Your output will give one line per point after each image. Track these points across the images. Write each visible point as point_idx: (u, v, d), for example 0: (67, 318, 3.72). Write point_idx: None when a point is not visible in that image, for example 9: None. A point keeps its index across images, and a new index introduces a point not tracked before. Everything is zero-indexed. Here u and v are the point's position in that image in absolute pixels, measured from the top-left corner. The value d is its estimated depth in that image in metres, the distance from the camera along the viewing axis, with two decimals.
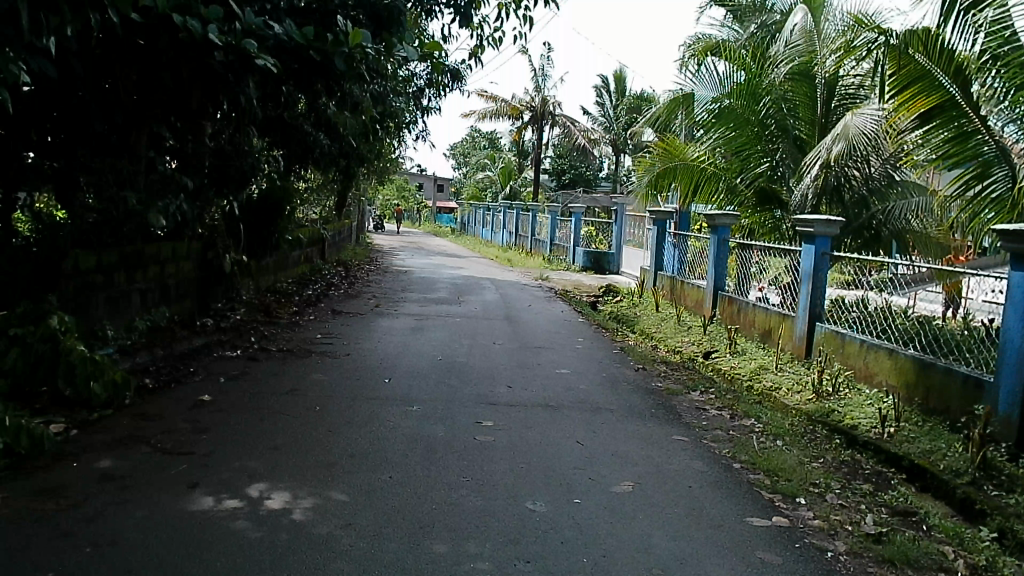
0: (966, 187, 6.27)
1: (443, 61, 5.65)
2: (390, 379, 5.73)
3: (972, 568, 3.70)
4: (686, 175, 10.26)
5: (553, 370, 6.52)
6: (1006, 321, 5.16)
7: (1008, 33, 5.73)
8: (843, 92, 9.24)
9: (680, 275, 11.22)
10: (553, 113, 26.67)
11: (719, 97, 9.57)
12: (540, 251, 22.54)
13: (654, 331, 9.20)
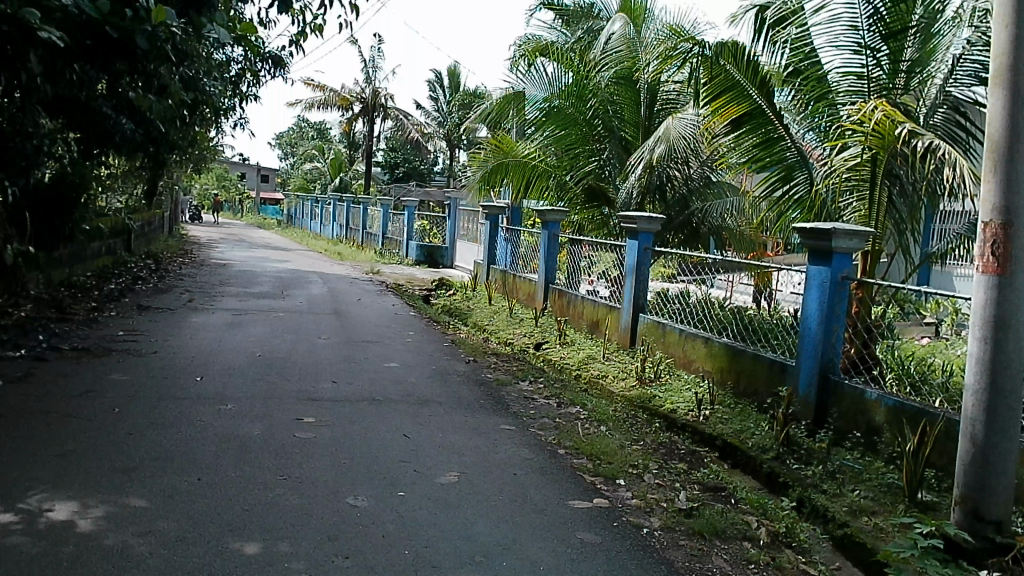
0: (773, 188, 6.72)
1: (256, 45, 5.44)
2: (202, 377, 5.44)
3: (774, 536, 4.11)
4: (518, 171, 10.48)
5: (381, 364, 6.44)
6: (803, 310, 5.70)
7: (808, 49, 6.34)
8: (664, 98, 9.87)
9: (513, 269, 11.48)
10: (385, 106, 26.62)
11: (549, 98, 9.81)
12: (371, 246, 22.30)
13: (488, 324, 9.31)
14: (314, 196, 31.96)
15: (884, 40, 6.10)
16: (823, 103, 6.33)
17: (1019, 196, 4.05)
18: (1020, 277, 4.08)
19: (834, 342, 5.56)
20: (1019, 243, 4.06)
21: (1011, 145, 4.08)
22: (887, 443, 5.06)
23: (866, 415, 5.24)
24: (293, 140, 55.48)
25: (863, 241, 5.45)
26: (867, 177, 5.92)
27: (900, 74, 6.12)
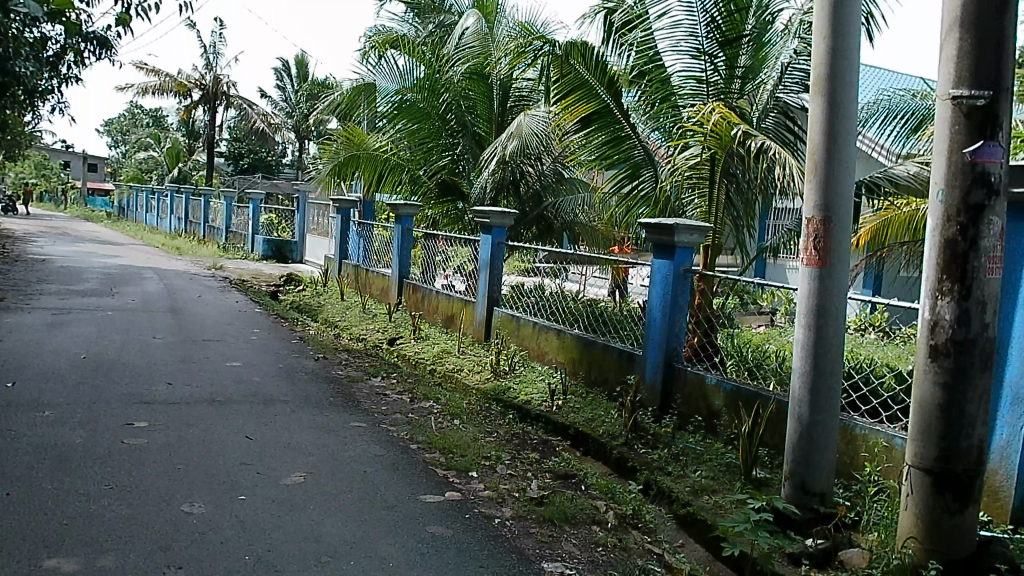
0: (620, 186, 6.98)
1: (72, 23, 5.04)
2: (14, 383, 4.99)
3: (621, 518, 4.38)
4: (370, 164, 10.19)
5: (222, 364, 6.16)
6: (649, 302, 6.02)
7: (652, 53, 6.59)
8: (517, 95, 10.25)
9: (366, 264, 11.37)
10: (228, 93, 25.54)
11: (401, 90, 9.86)
12: (214, 240, 21.35)
13: (339, 319, 9.16)
14: (150, 187, 30.11)
15: (720, 47, 6.46)
16: (667, 106, 6.64)
17: (836, 196, 4.58)
18: (838, 268, 4.60)
19: (677, 332, 5.91)
20: (836, 239, 4.58)
21: (830, 149, 4.58)
22: (725, 425, 5.42)
23: (706, 400, 5.60)
24: (126, 127, 51.93)
25: (702, 235, 5.74)
26: (706, 176, 6.25)
27: (736, 79, 6.51)
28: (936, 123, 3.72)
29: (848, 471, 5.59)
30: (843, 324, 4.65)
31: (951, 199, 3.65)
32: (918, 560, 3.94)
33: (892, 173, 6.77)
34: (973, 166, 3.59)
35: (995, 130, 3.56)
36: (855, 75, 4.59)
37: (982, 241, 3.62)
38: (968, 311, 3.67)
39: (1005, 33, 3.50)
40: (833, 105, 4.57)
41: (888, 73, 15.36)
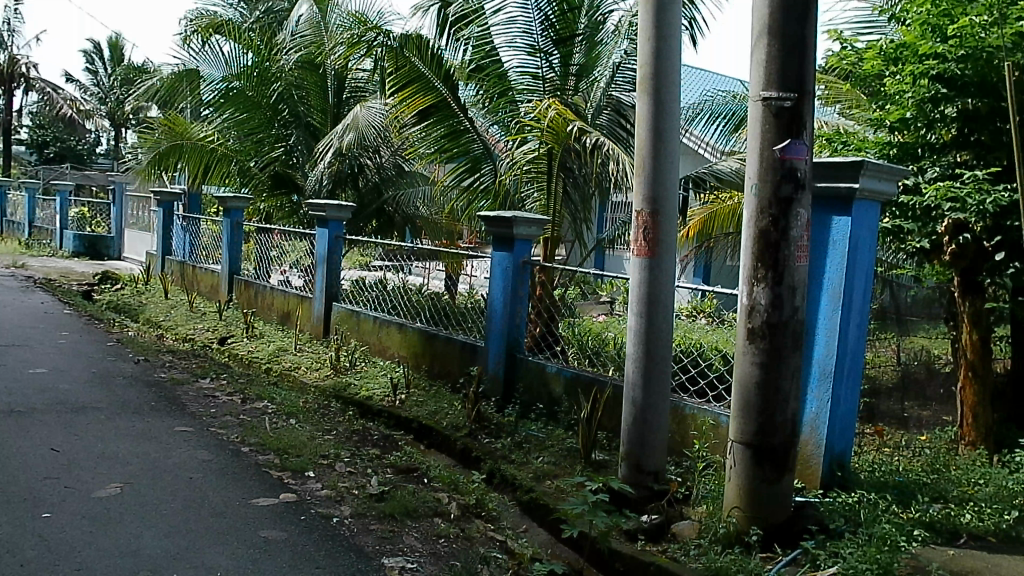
0: (460, 179, 7.06)
1: None
2: None
3: (464, 508, 4.51)
4: (195, 154, 10.31)
5: (26, 371, 5.73)
6: (490, 295, 6.18)
7: (489, 48, 6.72)
8: (352, 86, 10.18)
9: (192, 261, 10.91)
10: (27, 76, 23.42)
11: (228, 78, 9.82)
12: (16, 236, 19.50)
13: (162, 319, 8.68)
14: None
15: (554, 45, 6.66)
16: (505, 100, 6.75)
17: (663, 189, 4.85)
18: (666, 258, 4.87)
19: (518, 323, 6.11)
20: (664, 230, 4.85)
21: (657, 144, 4.84)
22: (566, 411, 5.65)
23: (547, 388, 5.82)
24: None
25: (540, 228, 5.96)
26: (544, 170, 6.35)
27: (570, 77, 6.73)
28: (751, 123, 4.34)
29: (679, 449, 5.93)
30: (672, 311, 4.93)
31: (765, 192, 4.30)
32: (742, 527, 4.53)
33: (717, 169, 7.54)
34: (783, 162, 4.24)
35: (800, 130, 4.23)
36: (678, 75, 4.87)
37: (790, 231, 4.29)
38: (780, 295, 4.32)
39: (807, 45, 4.18)
40: (659, 103, 4.83)
41: (703, 72, 16.33)
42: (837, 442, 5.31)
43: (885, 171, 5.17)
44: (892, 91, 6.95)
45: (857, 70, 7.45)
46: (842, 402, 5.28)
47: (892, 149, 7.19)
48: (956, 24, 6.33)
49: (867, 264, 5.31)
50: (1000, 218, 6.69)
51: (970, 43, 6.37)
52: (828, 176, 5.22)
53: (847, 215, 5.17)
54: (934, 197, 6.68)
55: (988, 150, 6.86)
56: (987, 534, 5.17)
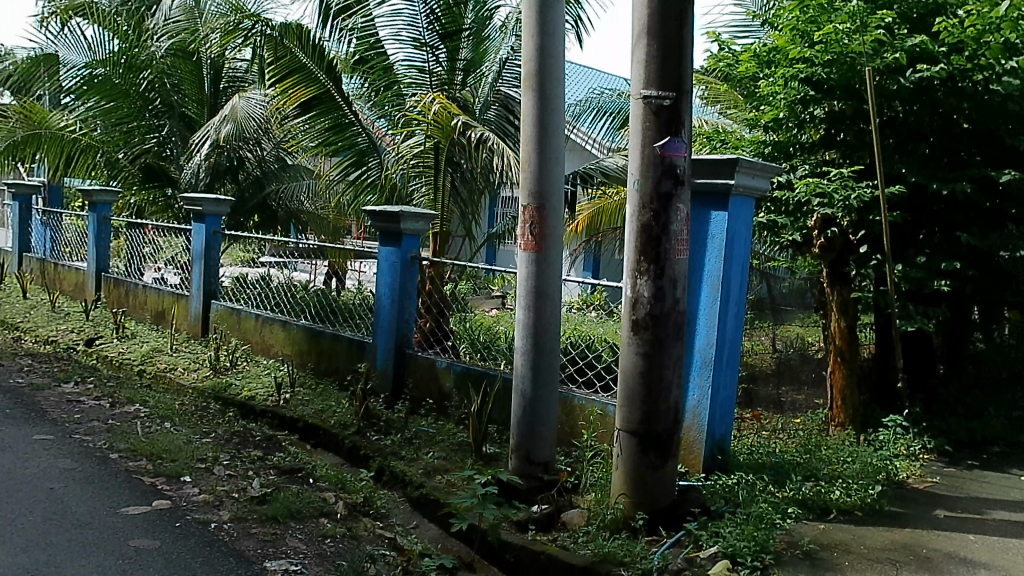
0: (346, 173, 7.10)
1: None
2: None
3: (353, 507, 4.45)
4: (55, 144, 9.95)
5: None
6: (377, 291, 6.13)
7: (372, 40, 6.76)
8: (230, 75, 10.28)
9: (53, 258, 10.32)
10: None
11: (92, 64, 9.73)
12: None
13: (20, 321, 8.16)
14: None
15: (441, 40, 6.70)
16: (391, 94, 6.83)
17: (549, 184, 4.92)
18: (552, 251, 4.95)
19: (407, 318, 6.06)
20: (550, 223, 4.93)
21: (542, 139, 4.90)
22: (456, 406, 5.69)
23: (437, 383, 5.83)
24: None
25: (428, 222, 5.97)
26: (431, 165, 6.38)
27: (457, 72, 6.79)
28: (633, 120, 4.47)
29: (568, 439, 6.06)
30: (559, 303, 5.02)
31: (646, 187, 4.44)
32: (628, 512, 4.66)
33: (604, 166, 7.57)
34: (663, 159, 4.39)
35: (679, 128, 4.39)
36: (563, 71, 4.95)
37: (671, 225, 4.44)
38: (662, 287, 4.47)
39: (685, 46, 4.33)
40: (544, 99, 4.89)
41: (591, 71, 16.72)
42: (717, 427, 5.54)
43: (759, 168, 5.42)
44: (766, 93, 7.31)
45: (732, 71, 7.81)
46: (721, 388, 5.51)
47: (766, 147, 7.60)
48: (821, 31, 6.76)
49: (743, 257, 5.57)
50: (864, 213, 7.17)
51: (835, 49, 6.79)
52: (706, 172, 5.44)
53: (725, 210, 5.40)
54: (805, 193, 7.14)
55: (853, 149, 7.31)
56: (854, 508, 5.54)
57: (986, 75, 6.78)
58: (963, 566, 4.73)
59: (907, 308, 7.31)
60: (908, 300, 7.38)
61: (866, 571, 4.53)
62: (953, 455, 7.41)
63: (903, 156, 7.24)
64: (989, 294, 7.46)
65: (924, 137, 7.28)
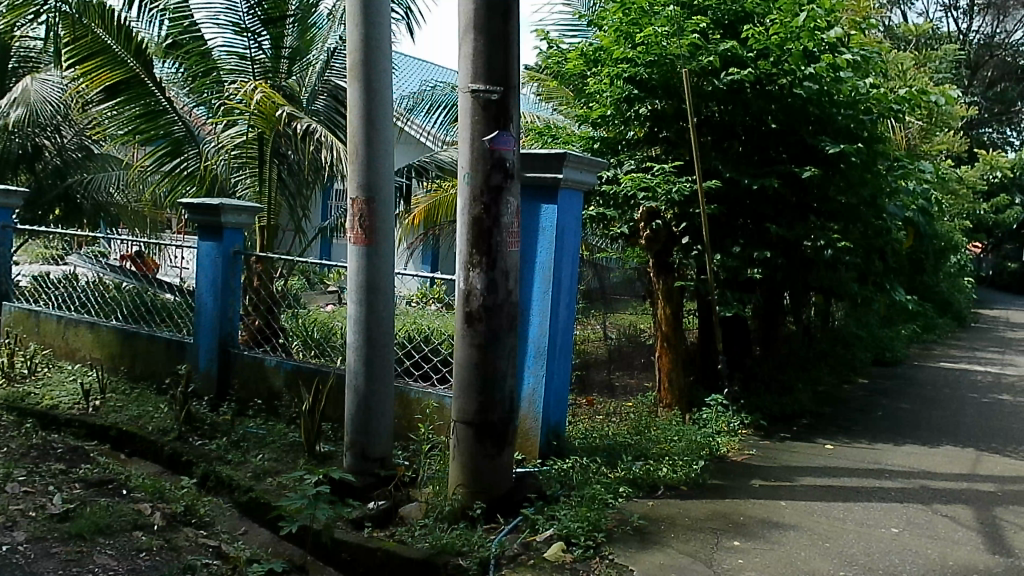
0: (161, 162, 6.93)
1: None
2: None
3: (172, 517, 4.23)
4: None
5: None
6: (198, 286, 5.88)
7: (187, 23, 6.68)
8: (21, 54, 9.99)
9: None
10: None
11: None
12: None
13: None
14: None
15: (263, 25, 6.70)
16: (209, 80, 6.74)
17: (378, 178, 4.87)
18: (383, 245, 4.90)
19: (232, 317, 5.87)
20: (381, 218, 4.88)
21: (369, 132, 4.82)
22: (287, 405, 5.56)
23: (266, 382, 5.69)
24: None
25: (251, 216, 5.81)
26: (254, 155, 6.23)
27: (283, 59, 6.81)
28: (461, 114, 4.51)
29: (405, 433, 6.06)
30: (392, 297, 4.98)
31: (477, 181, 4.49)
32: (466, 502, 4.70)
33: (439, 159, 7.59)
34: (492, 153, 4.45)
35: (507, 122, 4.47)
36: (389, 64, 4.90)
37: (502, 218, 4.51)
38: (494, 279, 4.54)
39: (510, 41, 4.42)
40: (371, 91, 4.82)
41: (425, 64, 16.74)
42: (552, 413, 5.71)
43: (585, 163, 5.63)
44: (594, 90, 7.66)
45: (562, 68, 8.12)
46: (555, 376, 5.68)
47: (595, 143, 7.91)
48: (642, 33, 7.11)
49: (573, 247, 5.76)
50: (685, 206, 7.61)
51: (655, 50, 7.16)
52: (536, 166, 5.57)
53: (554, 203, 5.56)
54: (631, 187, 7.37)
55: (674, 146, 7.73)
56: (679, 483, 5.90)
57: (788, 79, 7.39)
58: (774, 529, 5.15)
59: (725, 295, 7.84)
60: (726, 287, 7.94)
61: (690, 540, 4.85)
62: (768, 429, 8.07)
63: (719, 153, 7.77)
64: (797, 280, 8.16)
65: (738, 136, 7.86)
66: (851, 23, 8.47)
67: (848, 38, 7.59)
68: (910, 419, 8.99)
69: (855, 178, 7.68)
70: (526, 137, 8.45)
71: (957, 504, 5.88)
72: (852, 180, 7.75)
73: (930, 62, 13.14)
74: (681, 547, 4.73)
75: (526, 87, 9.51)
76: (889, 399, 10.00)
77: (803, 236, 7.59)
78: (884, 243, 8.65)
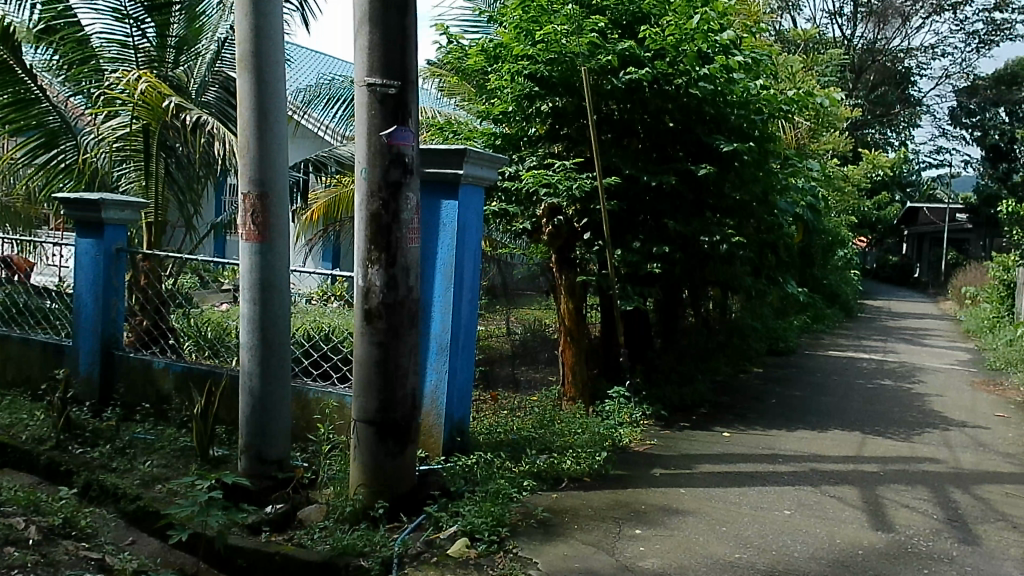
0: (33, 155, 6.55)
1: None
2: None
3: (49, 531, 4.00)
4: None
5: None
6: (77, 285, 5.59)
7: (62, 8, 6.45)
8: None
9: None
10: None
11: None
12: None
13: None
14: None
15: (147, 11, 6.54)
16: (88, 69, 6.50)
17: (271, 173, 4.73)
18: (277, 242, 4.78)
19: (115, 318, 5.60)
20: (274, 213, 4.75)
21: (262, 125, 4.68)
22: (177, 408, 5.36)
23: (154, 385, 5.46)
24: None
25: (134, 211, 5.55)
26: (139, 148, 5.97)
27: (169, 48, 6.68)
28: (358, 108, 4.43)
29: (304, 434, 5.94)
30: (288, 295, 4.86)
31: (374, 176, 4.42)
32: (367, 502, 4.63)
33: (338, 154, 7.61)
34: (390, 148, 4.40)
35: (405, 118, 4.42)
36: (281, 55, 4.76)
37: (401, 214, 4.47)
38: (394, 276, 4.49)
39: (408, 36, 4.37)
40: (262, 84, 4.67)
41: (323, 57, 16.42)
42: (455, 409, 5.70)
43: (485, 159, 5.63)
44: (495, 87, 7.70)
45: (462, 64, 8.12)
46: (458, 372, 5.67)
47: (497, 139, 7.94)
48: (542, 31, 7.19)
49: (474, 244, 5.75)
50: (586, 203, 7.73)
51: (555, 48, 7.25)
52: (436, 162, 5.53)
53: (455, 199, 5.54)
54: (532, 183, 7.44)
55: (575, 143, 7.80)
56: (583, 475, 6.00)
57: (684, 79, 7.55)
58: (673, 516, 5.32)
59: (626, 289, 8.01)
60: (627, 281, 8.11)
61: (593, 531, 4.94)
62: (668, 419, 8.31)
63: (618, 151, 7.93)
64: (695, 274, 8.41)
65: (636, 134, 8.04)
66: (742, 27, 8.74)
67: (739, 41, 7.82)
68: (801, 405, 9.44)
69: (748, 176, 7.97)
70: (427, 133, 8.42)
71: (842, 485, 6.22)
72: (745, 177, 8.06)
73: (816, 66, 13.83)
74: (584, 538, 4.80)
75: (427, 83, 9.47)
76: (782, 387, 10.46)
77: (700, 231, 7.84)
78: (775, 238, 9.03)
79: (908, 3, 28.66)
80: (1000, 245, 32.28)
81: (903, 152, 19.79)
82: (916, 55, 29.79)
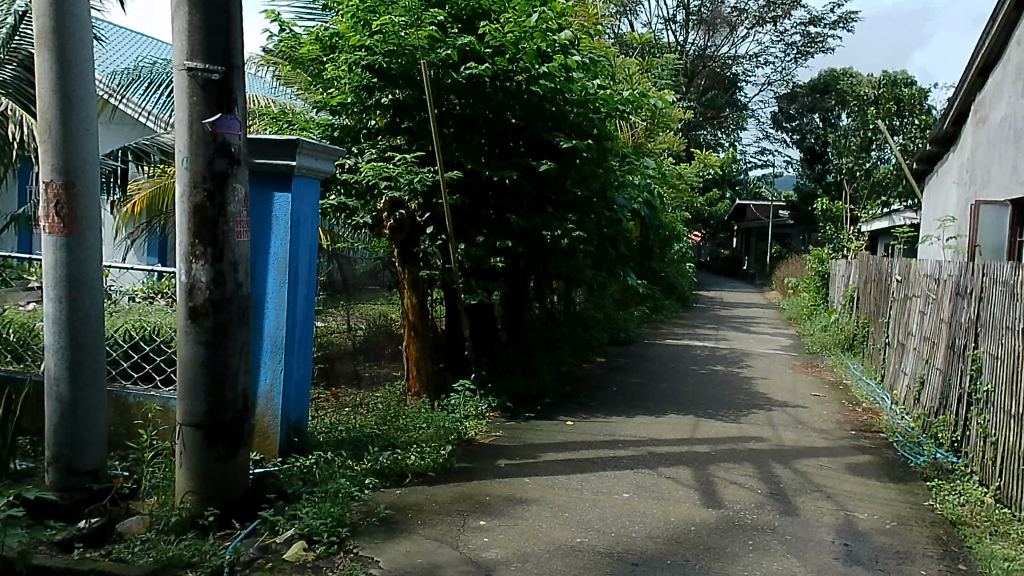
0: None
1: None
2: None
3: None
4: None
5: None
6: None
7: None
8: None
9: None
10: None
11: None
12: None
13: None
14: None
15: None
16: None
17: (79, 161, 4.34)
18: (87, 235, 4.40)
19: None
20: (83, 205, 4.38)
21: (66, 109, 4.29)
22: None
23: None
24: None
25: None
26: None
27: None
28: (178, 93, 4.17)
29: (124, 441, 5.55)
30: (100, 293, 4.50)
31: (198, 166, 4.18)
32: (196, 510, 4.38)
33: (160, 142, 7.07)
34: (214, 137, 4.17)
35: (230, 105, 4.21)
36: (89, 34, 4.38)
37: (227, 206, 4.25)
38: (221, 271, 4.27)
39: (231, 19, 4.16)
40: (66, 64, 4.28)
41: (143, 38, 15.42)
42: (291, 409, 5.52)
43: (320, 151, 5.46)
44: (332, 76, 7.52)
45: (296, 54, 7.88)
46: (293, 370, 5.49)
47: (334, 131, 7.74)
48: (379, 21, 7.01)
49: (310, 238, 5.57)
50: (429, 197, 7.72)
51: (393, 40, 7.12)
52: (266, 152, 5.29)
53: (288, 191, 5.33)
54: (371, 176, 7.27)
55: (416, 136, 7.82)
56: (427, 470, 5.99)
57: (525, 77, 7.69)
58: (517, 505, 5.41)
59: (470, 283, 8.07)
60: (470, 275, 8.17)
61: (436, 525, 4.93)
62: (514, 410, 8.46)
63: (461, 145, 7.97)
64: (538, 267, 8.58)
65: (478, 129, 8.05)
66: (580, 28, 9.02)
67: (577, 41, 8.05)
68: (641, 392, 9.90)
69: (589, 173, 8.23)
70: (261, 122, 8.11)
71: (677, 466, 6.57)
72: (585, 174, 8.32)
73: (652, 69, 14.53)
74: (427, 533, 4.79)
75: (262, 69, 9.10)
76: (623, 376, 10.93)
77: (543, 226, 8.02)
78: (615, 233, 9.40)
79: (734, 14, 30.74)
80: (817, 239, 35.38)
81: (731, 153, 21.20)
82: (742, 63, 32.02)
